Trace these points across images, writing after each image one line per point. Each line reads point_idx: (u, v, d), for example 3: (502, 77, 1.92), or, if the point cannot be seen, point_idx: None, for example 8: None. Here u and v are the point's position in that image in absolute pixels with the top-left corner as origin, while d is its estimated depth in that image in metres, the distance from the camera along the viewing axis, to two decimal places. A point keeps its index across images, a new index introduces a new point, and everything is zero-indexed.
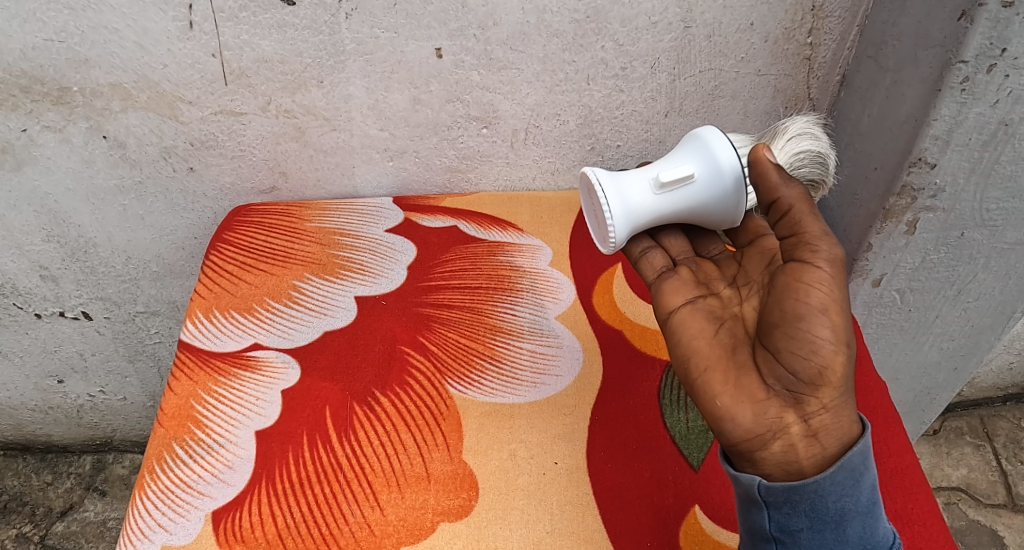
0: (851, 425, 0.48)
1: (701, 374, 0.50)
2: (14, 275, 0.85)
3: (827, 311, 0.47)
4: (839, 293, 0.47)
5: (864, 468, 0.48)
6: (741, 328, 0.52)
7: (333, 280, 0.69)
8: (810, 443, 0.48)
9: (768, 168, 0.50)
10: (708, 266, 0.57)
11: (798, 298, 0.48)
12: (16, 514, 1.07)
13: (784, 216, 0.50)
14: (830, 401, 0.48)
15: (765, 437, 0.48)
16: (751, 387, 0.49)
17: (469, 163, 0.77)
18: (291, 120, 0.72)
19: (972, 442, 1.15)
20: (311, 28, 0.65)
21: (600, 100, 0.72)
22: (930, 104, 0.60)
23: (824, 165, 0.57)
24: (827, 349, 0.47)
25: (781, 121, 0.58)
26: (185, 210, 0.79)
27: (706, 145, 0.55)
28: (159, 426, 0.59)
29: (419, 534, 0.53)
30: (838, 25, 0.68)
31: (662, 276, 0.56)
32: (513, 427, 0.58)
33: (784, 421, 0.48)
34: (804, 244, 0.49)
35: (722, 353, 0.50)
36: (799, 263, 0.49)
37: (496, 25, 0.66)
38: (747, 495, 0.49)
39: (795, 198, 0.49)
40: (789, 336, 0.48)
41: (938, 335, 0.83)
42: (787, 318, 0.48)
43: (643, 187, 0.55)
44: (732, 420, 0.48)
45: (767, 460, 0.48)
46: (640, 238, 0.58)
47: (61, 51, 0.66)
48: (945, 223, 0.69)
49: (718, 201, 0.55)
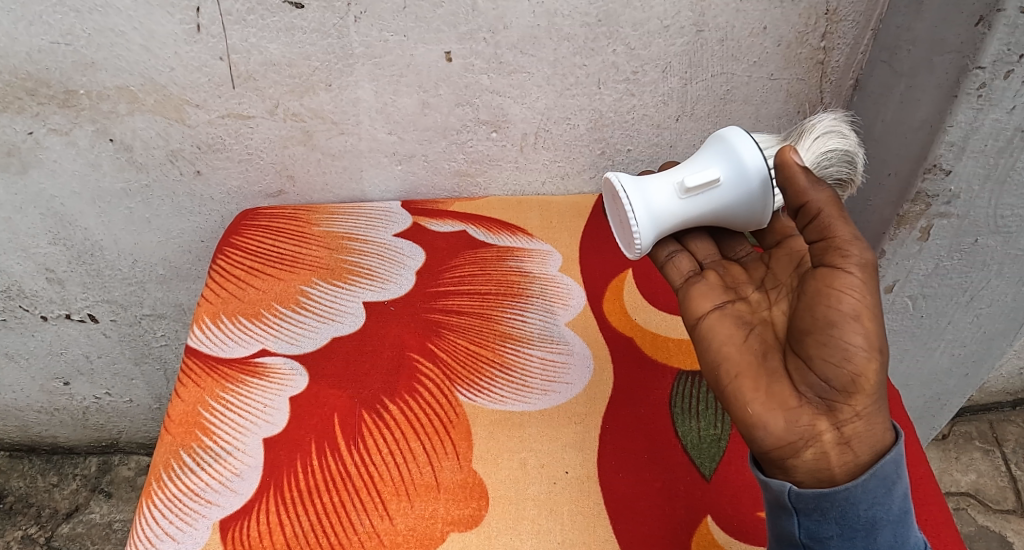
0: (883, 433, 0.47)
1: (732, 381, 0.49)
2: (20, 278, 0.85)
3: (860, 318, 0.46)
4: (872, 299, 0.46)
5: (897, 476, 0.47)
6: (771, 333, 0.51)
7: (341, 285, 0.68)
8: (843, 450, 0.47)
9: (795, 171, 0.49)
10: (735, 270, 0.56)
11: (830, 305, 0.47)
12: (22, 515, 1.07)
13: (813, 220, 0.48)
14: (863, 408, 0.47)
15: (797, 445, 0.47)
16: (782, 394, 0.48)
17: (478, 167, 0.76)
18: (298, 123, 0.71)
19: (981, 447, 1.14)
20: (319, 31, 0.65)
21: (611, 104, 0.71)
22: (945, 111, 0.60)
23: (852, 163, 0.55)
24: (860, 357, 0.46)
25: (807, 120, 0.57)
26: (192, 213, 0.79)
27: (732, 146, 0.54)
28: (165, 433, 0.59)
29: (428, 544, 0.52)
30: (852, 29, 0.67)
31: (690, 281, 0.55)
32: (523, 436, 0.57)
33: (816, 429, 0.47)
34: (834, 248, 0.48)
35: (753, 359, 0.50)
36: (829, 269, 0.48)
37: (506, 29, 0.65)
38: (776, 501, 0.48)
39: (824, 201, 0.48)
40: (821, 343, 0.47)
41: (950, 342, 0.82)
42: (819, 325, 0.47)
43: (669, 192, 0.55)
44: (764, 427, 0.47)
45: (798, 468, 0.47)
46: (665, 243, 0.58)
47: (67, 54, 0.66)
48: (959, 230, 0.69)
49: (745, 204, 0.54)
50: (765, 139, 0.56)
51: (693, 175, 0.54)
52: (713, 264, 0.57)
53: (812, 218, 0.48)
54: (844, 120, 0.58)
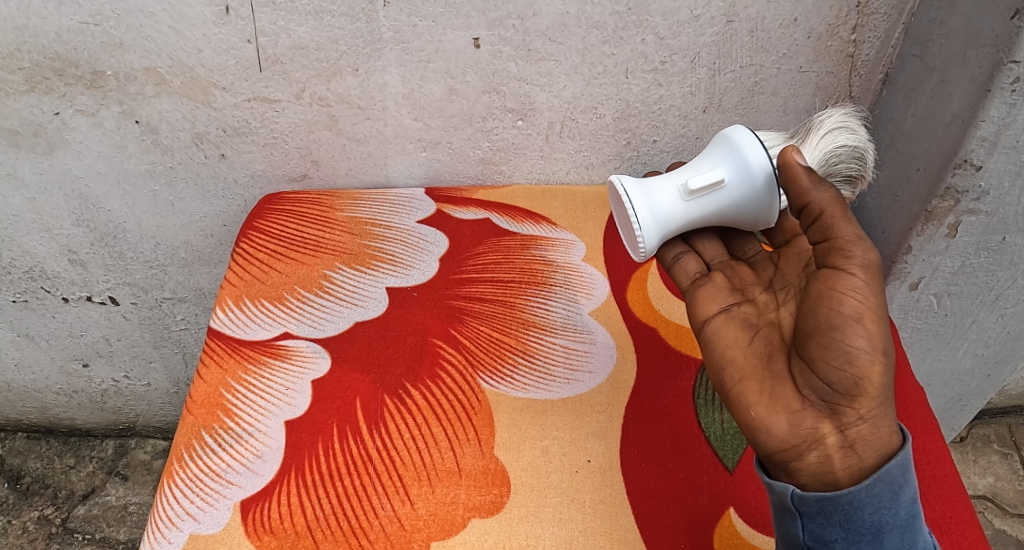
0: (890, 436, 0.46)
1: (736, 384, 0.49)
2: (42, 259, 0.85)
3: (862, 320, 0.46)
4: (876, 300, 0.46)
5: (903, 480, 0.46)
6: (777, 335, 0.51)
7: (364, 271, 0.68)
8: (847, 454, 0.46)
9: (797, 171, 0.48)
10: (743, 271, 0.56)
11: (832, 307, 0.46)
12: (38, 496, 1.07)
13: (816, 220, 0.48)
14: (868, 411, 0.46)
15: (801, 448, 0.47)
16: (786, 397, 0.47)
17: (503, 155, 0.76)
18: (325, 108, 0.71)
19: (1000, 450, 1.13)
20: (348, 15, 0.65)
21: (638, 94, 0.71)
22: (978, 105, 0.59)
23: (862, 160, 0.54)
24: (863, 359, 0.45)
25: (816, 116, 0.56)
26: (215, 197, 0.79)
27: (735, 146, 0.53)
28: (188, 413, 0.59)
29: (449, 529, 0.52)
30: (883, 23, 0.66)
31: (697, 283, 0.55)
32: (546, 423, 0.57)
33: (820, 431, 0.46)
34: (837, 249, 0.47)
35: (757, 362, 0.49)
36: (832, 271, 0.47)
37: (536, 16, 0.65)
38: (780, 504, 0.47)
39: (826, 201, 0.47)
40: (824, 345, 0.46)
41: (973, 341, 0.82)
42: (821, 328, 0.47)
43: (673, 196, 0.55)
44: (767, 431, 0.47)
45: (802, 470, 0.47)
46: (673, 245, 0.58)
47: (96, 34, 0.66)
48: (987, 227, 0.68)
49: (750, 204, 0.53)
50: (771, 137, 0.56)
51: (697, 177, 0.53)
52: (721, 267, 0.56)
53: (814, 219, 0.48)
54: (853, 116, 0.57)
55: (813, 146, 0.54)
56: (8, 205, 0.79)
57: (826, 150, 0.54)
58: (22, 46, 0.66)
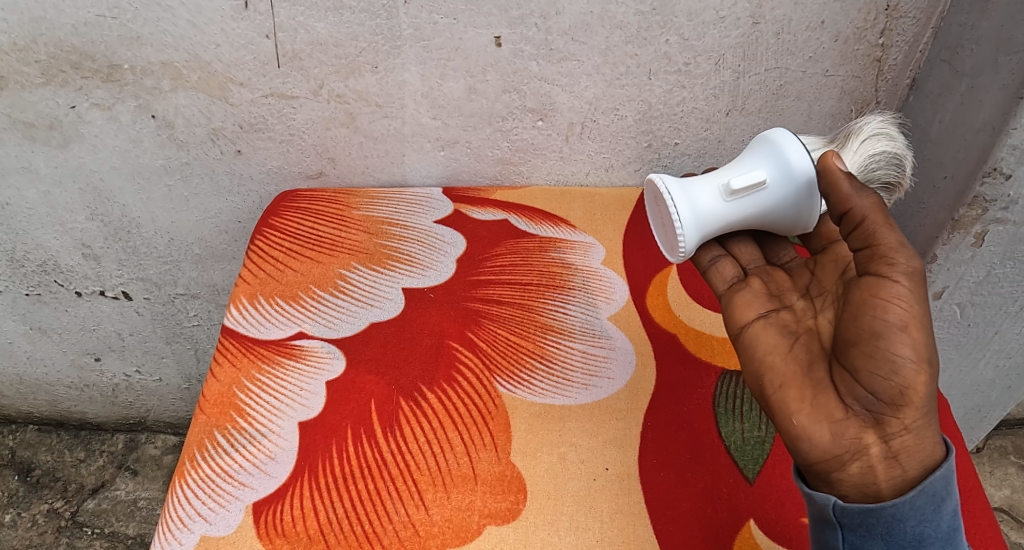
0: (934, 447, 0.45)
1: (776, 391, 0.48)
2: (56, 253, 0.85)
3: (907, 328, 0.44)
4: (920, 308, 0.44)
5: (946, 492, 0.45)
6: (816, 343, 0.49)
7: (380, 271, 0.67)
8: (891, 464, 0.45)
9: (838, 178, 0.48)
10: (779, 276, 0.54)
11: (876, 315, 0.45)
12: (49, 489, 1.07)
13: (857, 227, 0.47)
14: (913, 421, 0.44)
15: (843, 458, 0.45)
16: (828, 406, 0.46)
17: (521, 156, 0.75)
18: (342, 105, 0.70)
19: (1017, 462, 1.12)
20: (367, 11, 0.64)
21: (660, 96, 0.69)
22: (1009, 113, 0.57)
23: (900, 167, 0.53)
24: (908, 369, 0.44)
25: (853, 122, 0.55)
26: (230, 193, 0.78)
27: (775, 148, 0.52)
28: (200, 412, 0.58)
29: (464, 537, 0.51)
30: (912, 27, 0.65)
31: (734, 288, 0.53)
32: (563, 430, 0.56)
33: (863, 441, 0.45)
34: (879, 256, 0.46)
35: (798, 370, 0.48)
36: (874, 278, 0.46)
37: (559, 15, 0.64)
38: (820, 515, 0.46)
39: (868, 208, 0.46)
40: (867, 354, 0.45)
41: (995, 352, 0.80)
42: (864, 336, 0.45)
43: (714, 195, 0.53)
44: (809, 440, 0.46)
45: (843, 481, 0.46)
46: (708, 246, 0.56)
47: (113, 27, 0.65)
48: (1015, 237, 0.66)
49: (791, 206, 0.52)
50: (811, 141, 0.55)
51: (738, 176, 0.52)
52: (757, 272, 0.55)
53: (857, 226, 0.47)
54: (891, 124, 0.56)
55: (854, 151, 0.53)
56: (22, 197, 0.78)
57: (868, 154, 0.52)
58: (38, 39, 0.66)
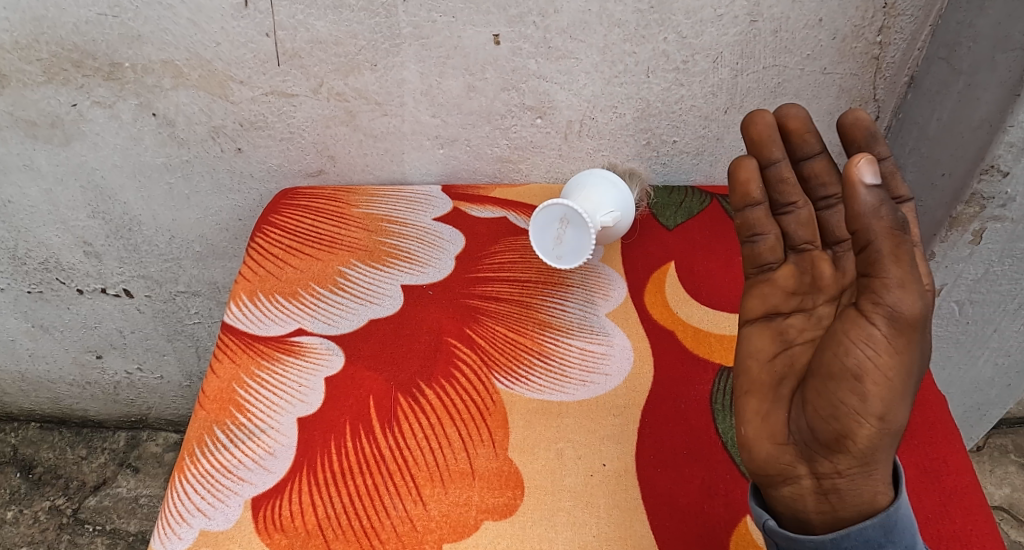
0: (874, 495, 0.46)
1: (741, 395, 0.50)
2: (58, 250, 0.85)
3: (863, 379, 0.43)
4: (885, 358, 0.43)
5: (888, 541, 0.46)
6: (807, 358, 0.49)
7: (379, 268, 0.68)
8: (820, 500, 0.47)
9: (857, 193, 0.42)
10: (824, 268, 0.51)
11: (838, 353, 0.44)
12: (50, 486, 1.08)
13: (862, 250, 0.43)
14: (846, 467, 0.45)
15: (777, 478, 0.48)
16: (773, 426, 0.48)
17: (520, 153, 0.75)
18: (342, 103, 0.71)
19: (1017, 461, 1.12)
20: (366, 9, 0.64)
21: (659, 94, 0.70)
22: (1007, 110, 0.58)
23: None
24: (852, 419, 0.44)
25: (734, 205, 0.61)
26: (230, 191, 0.79)
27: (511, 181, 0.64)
28: (200, 408, 0.58)
29: (461, 531, 0.51)
30: (910, 24, 0.65)
31: (761, 276, 0.52)
32: (560, 426, 0.56)
33: (795, 470, 0.47)
34: (869, 290, 0.43)
35: (767, 381, 0.49)
36: (856, 313, 0.44)
37: (557, 13, 0.64)
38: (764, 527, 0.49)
39: (876, 234, 0.42)
40: (820, 391, 0.45)
41: (994, 350, 0.80)
42: (823, 371, 0.45)
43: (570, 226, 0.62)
44: (749, 452, 0.49)
45: (778, 500, 0.48)
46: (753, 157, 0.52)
47: (114, 26, 0.65)
48: (1013, 234, 0.66)
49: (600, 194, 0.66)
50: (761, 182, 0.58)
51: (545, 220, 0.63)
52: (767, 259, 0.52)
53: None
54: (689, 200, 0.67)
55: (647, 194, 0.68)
56: (24, 195, 0.79)
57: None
58: (40, 37, 0.66)
